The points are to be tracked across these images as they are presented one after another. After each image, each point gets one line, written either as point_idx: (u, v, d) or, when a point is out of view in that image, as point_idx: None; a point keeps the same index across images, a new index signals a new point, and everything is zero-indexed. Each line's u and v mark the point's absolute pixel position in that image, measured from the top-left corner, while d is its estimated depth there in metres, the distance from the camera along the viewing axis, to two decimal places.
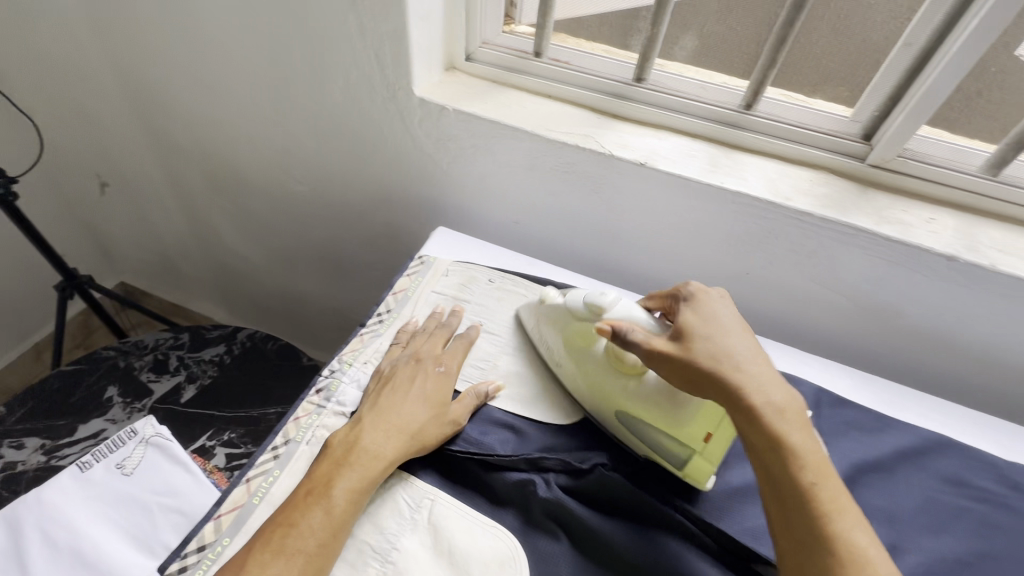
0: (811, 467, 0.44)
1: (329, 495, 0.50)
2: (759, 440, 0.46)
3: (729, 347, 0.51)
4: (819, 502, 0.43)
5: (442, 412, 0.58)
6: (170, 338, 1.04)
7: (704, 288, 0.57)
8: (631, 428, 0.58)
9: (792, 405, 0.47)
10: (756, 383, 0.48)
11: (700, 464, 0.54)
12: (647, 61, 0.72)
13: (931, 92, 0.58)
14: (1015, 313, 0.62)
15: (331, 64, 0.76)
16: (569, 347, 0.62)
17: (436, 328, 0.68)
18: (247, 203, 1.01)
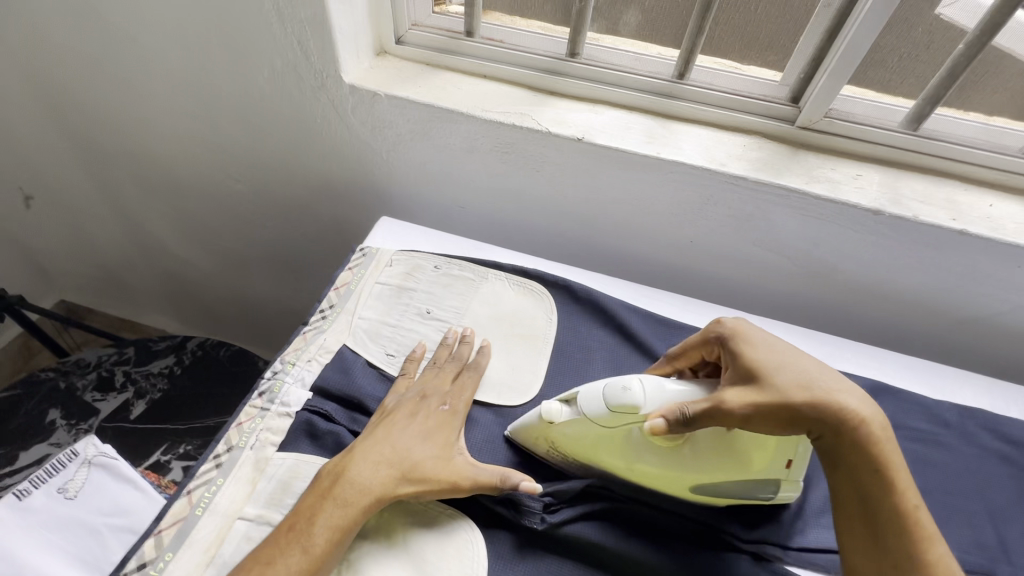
0: (912, 490, 0.42)
1: (309, 532, 0.42)
2: (867, 461, 0.43)
3: (804, 367, 0.46)
4: (923, 527, 0.41)
5: (447, 452, 0.49)
6: (114, 354, 1.01)
7: (735, 321, 0.52)
8: (715, 493, 0.50)
9: (887, 422, 0.44)
10: (858, 401, 0.44)
11: (793, 482, 0.49)
12: (579, 35, 0.75)
13: (850, 51, 0.63)
14: (938, 259, 0.68)
15: (250, 52, 0.73)
16: (606, 455, 0.50)
17: (444, 360, 0.58)
18: (188, 204, 1.02)
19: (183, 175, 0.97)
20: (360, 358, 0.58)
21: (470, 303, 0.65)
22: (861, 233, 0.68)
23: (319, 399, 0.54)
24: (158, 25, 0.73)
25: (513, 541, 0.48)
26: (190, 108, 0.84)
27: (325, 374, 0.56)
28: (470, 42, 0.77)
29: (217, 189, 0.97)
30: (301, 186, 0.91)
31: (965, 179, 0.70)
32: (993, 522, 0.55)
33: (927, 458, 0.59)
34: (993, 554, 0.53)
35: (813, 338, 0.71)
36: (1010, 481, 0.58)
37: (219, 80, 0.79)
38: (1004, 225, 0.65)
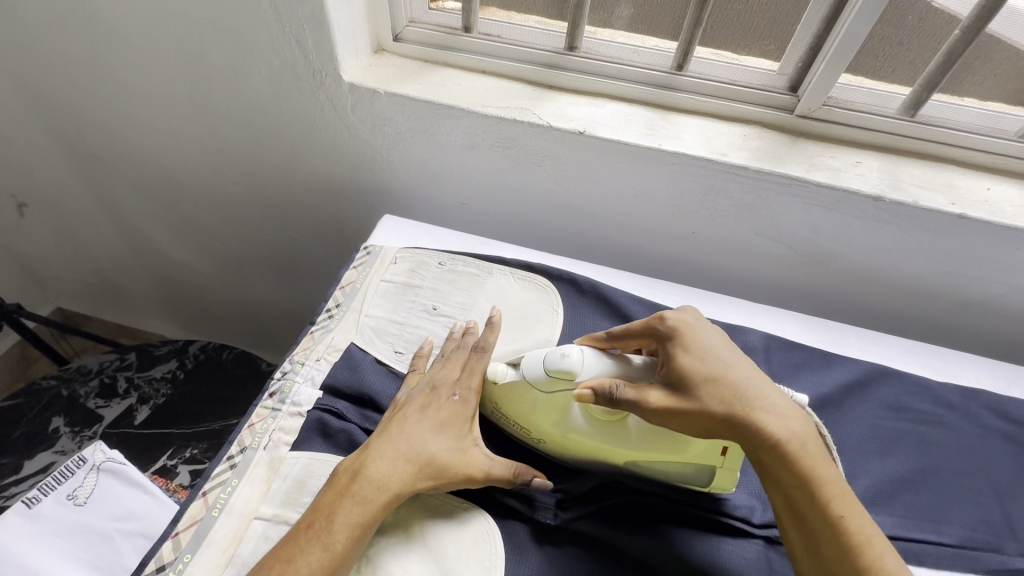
0: (835, 496, 0.43)
1: (329, 530, 0.42)
2: (783, 474, 0.44)
3: (732, 378, 0.46)
4: (851, 531, 0.42)
5: (461, 444, 0.49)
6: (116, 360, 1.00)
7: (678, 314, 0.51)
8: (644, 469, 0.51)
9: (809, 431, 0.45)
10: (775, 414, 0.44)
11: (724, 475, 0.50)
12: (578, 28, 0.75)
13: (848, 39, 0.63)
14: (938, 244, 0.69)
15: (247, 52, 0.73)
16: (541, 423, 0.51)
17: (453, 350, 0.56)
18: (187, 208, 1.02)
19: (180, 178, 0.96)
20: (369, 356, 0.58)
21: (475, 298, 0.66)
22: (862, 220, 0.69)
23: (330, 398, 0.54)
24: (154, 27, 0.73)
25: (529, 535, 0.48)
26: (187, 110, 0.84)
27: (335, 372, 0.56)
28: (468, 38, 0.77)
29: (216, 191, 0.96)
30: (301, 187, 0.91)
31: (962, 164, 0.71)
32: (998, 500, 0.56)
33: (932, 439, 0.60)
34: (998, 531, 0.54)
35: (817, 324, 0.72)
36: (1013, 460, 0.59)
37: (216, 82, 0.78)
38: (1002, 208, 0.66)
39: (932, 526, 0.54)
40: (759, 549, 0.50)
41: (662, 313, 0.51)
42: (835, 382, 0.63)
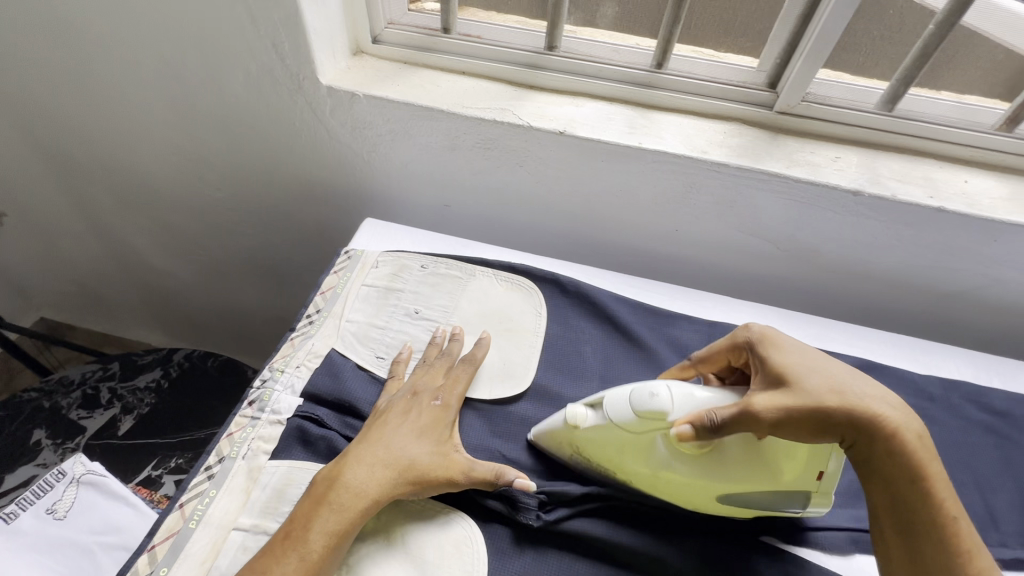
0: (949, 497, 0.42)
1: (306, 540, 0.42)
2: (906, 469, 0.42)
3: (842, 376, 0.44)
4: (963, 531, 0.41)
5: (441, 448, 0.49)
6: (98, 370, 0.99)
7: (763, 326, 0.51)
8: (736, 503, 0.48)
9: (922, 430, 0.43)
10: (894, 409, 0.43)
11: (818, 496, 0.48)
12: (557, 28, 0.74)
13: (824, 36, 0.63)
14: (918, 238, 0.69)
15: (224, 56, 0.72)
16: (627, 463, 0.48)
17: (435, 357, 0.58)
18: (168, 214, 1.01)
19: (160, 184, 0.95)
20: (350, 361, 0.58)
21: (458, 301, 0.65)
22: (842, 215, 0.69)
23: (311, 405, 0.54)
24: (127, 31, 0.72)
25: (515, 539, 0.48)
26: (165, 116, 0.83)
27: (315, 378, 0.55)
28: (447, 39, 0.77)
29: (197, 197, 0.95)
30: (283, 191, 0.90)
31: (941, 157, 0.72)
32: (980, 491, 0.56)
33: None
34: (981, 523, 0.54)
35: (801, 319, 0.72)
36: (994, 450, 0.60)
37: (193, 88, 0.77)
38: (979, 201, 0.66)
39: None
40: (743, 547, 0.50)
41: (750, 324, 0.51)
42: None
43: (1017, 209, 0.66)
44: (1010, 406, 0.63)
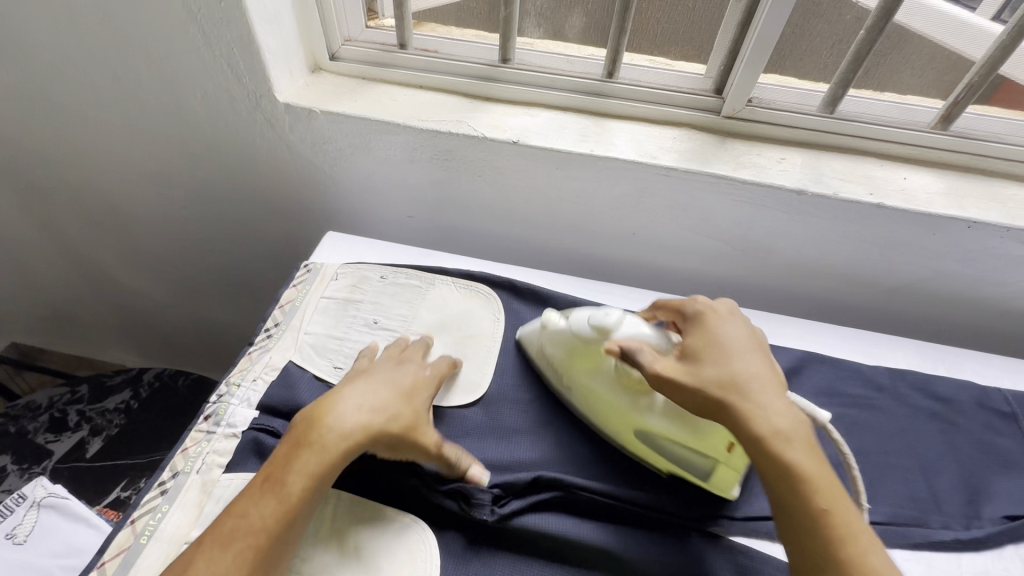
0: (822, 493, 0.43)
1: (287, 483, 0.43)
2: (768, 467, 0.45)
3: (736, 369, 0.48)
4: (834, 530, 0.42)
5: (420, 412, 0.51)
6: (67, 394, 0.98)
7: (710, 302, 0.55)
8: (651, 444, 0.53)
9: (795, 425, 0.46)
10: (769, 407, 0.46)
11: (726, 471, 0.51)
12: (509, 41, 0.77)
13: (760, 43, 0.66)
14: (862, 233, 0.72)
15: (180, 76, 0.73)
16: (575, 371, 0.56)
17: (412, 342, 0.60)
18: (136, 234, 1.01)
19: (126, 204, 0.95)
20: (306, 373, 0.58)
21: (416, 310, 0.66)
22: (789, 213, 0.72)
23: (267, 417, 0.54)
24: (82, 53, 0.72)
25: (467, 542, 0.49)
26: (126, 137, 0.83)
27: (271, 391, 0.56)
28: (403, 55, 0.78)
29: (164, 216, 0.95)
30: (248, 207, 0.91)
31: (882, 155, 0.75)
32: (925, 477, 0.58)
33: (861, 421, 0.62)
34: (925, 506, 0.56)
35: (755, 316, 0.74)
36: (939, 436, 0.62)
37: (153, 109, 0.78)
38: (917, 196, 0.69)
39: None
40: (692, 540, 0.51)
41: (695, 299, 0.56)
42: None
43: (953, 203, 0.68)
44: (955, 393, 0.65)
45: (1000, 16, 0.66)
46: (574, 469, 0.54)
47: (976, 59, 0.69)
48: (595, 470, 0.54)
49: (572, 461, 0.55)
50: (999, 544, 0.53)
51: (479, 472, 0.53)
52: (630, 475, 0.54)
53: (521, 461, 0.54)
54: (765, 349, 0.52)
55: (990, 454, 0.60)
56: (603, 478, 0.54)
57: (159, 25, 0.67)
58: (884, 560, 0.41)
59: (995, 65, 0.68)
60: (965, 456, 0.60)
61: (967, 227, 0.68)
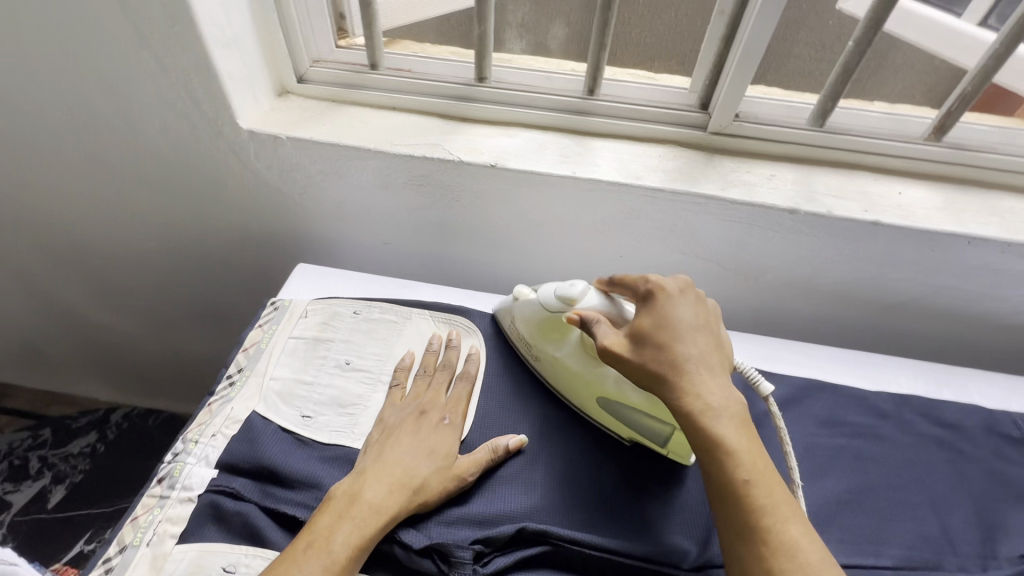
0: (748, 466, 0.42)
1: (328, 553, 0.42)
2: (697, 442, 0.44)
3: (676, 349, 0.47)
4: (756, 503, 0.41)
5: (449, 463, 0.50)
6: (28, 439, 0.96)
7: (663, 280, 0.52)
8: (613, 411, 0.54)
9: (726, 402, 0.45)
10: (703, 384, 0.45)
11: (681, 438, 0.52)
12: (484, 59, 0.72)
13: (746, 56, 0.63)
14: (858, 252, 0.69)
15: (135, 105, 0.69)
16: (541, 340, 0.58)
17: (436, 368, 0.59)
18: (97, 268, 0.95)
19: (86, 239, 0.90)
20: (271, 424, 0.54)
21: (391, 347, 0.62)
22: (781, 233, 0.68)
23: (226, 477, 0.50)
24: (26, 82, 0.68)
25: None
26: (81, 169, 0.78)
27: (231, 447, 0.51)
28: (374, 76, 0.75)
29: (127, 249, 0.90)
30: (217, 237, 0.86)
31: (875, 168, 0.72)
32: (936, 513, 0.55)
33: (866, 453, 0.59)
34: (938, 547, 0.52)
35: (750, 341, 0.71)
36: (948, 466, 0.58)
37: (108, 140, 0.73)
38: (914, 213, 0.66)
39: (872, 549, 0.52)
40: None
41: (648, 278, 0.53)
42: (763, 405, 0.63)
43: (951, 218, 0.65)
44: (961, 419, 0.62)
45: (987, 21, 0.64)
46: (560, 517, 0.49)
47: (970, 69, 0.66)
48: (583, 518, 0.49)
49: (558, 508, 0.50)
50: None
51: (456, 523, 0.48)
52: (628, 520, 0.50)
53: (506, 510, 0.49)
54: (711, 328, 0.50)
55: (1003, 485, 0.57)
56: (597, 523, 0.49)
57: (109, 51, 0.63)
58: (805, 532, 0.40)
59: (989, 74, 0.65)
60: (977, 488, 0.57)
61: (967, 243, 0.65)
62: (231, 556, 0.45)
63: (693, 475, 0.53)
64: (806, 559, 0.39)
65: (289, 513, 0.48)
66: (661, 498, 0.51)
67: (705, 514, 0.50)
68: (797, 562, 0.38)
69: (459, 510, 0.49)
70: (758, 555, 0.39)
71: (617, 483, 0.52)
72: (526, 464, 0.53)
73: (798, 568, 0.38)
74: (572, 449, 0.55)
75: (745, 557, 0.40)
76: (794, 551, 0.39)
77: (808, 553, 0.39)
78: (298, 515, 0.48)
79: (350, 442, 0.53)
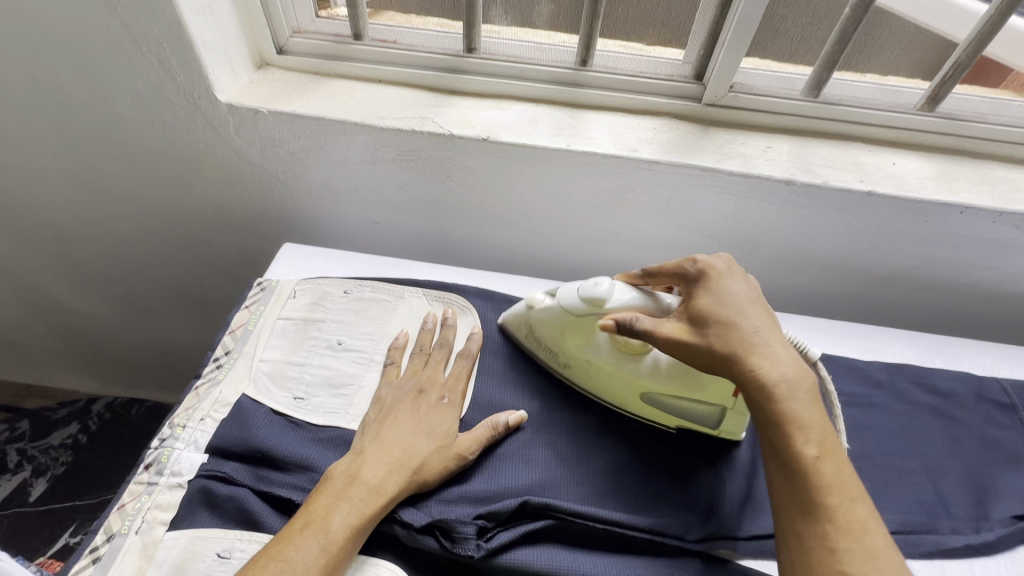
0: (818, 446, 0.41)
1: (328, 531, 0.41)
2: (765, 417, 0.43)
3: (746, 325, 0.45)
4: (824, 481, 0.40)
5: (448, 442, 0.49)
6: (6, 431, 0.94)
7: (711, 258, 0.51)
8: (658, 406, 0.53)
9: (799, 377, 0.43)
10: (774, 360, 0.44)
11: (733, 416, 0.51)
12: (474, 28, 0.70)
13: (742, 25, 0.62)
14: (852, 223, 0.69)
15: (103, 77, 0.65)
16: (569, 345, 0.55)
17: (432, 346, 0.58)
18: (69, 253, 0.91)
19: (57, 222, 0.86)
20: (262, 408, 0.52)
21: (384, 326, 0.61)
22: (776, 205, 0.68)
23: (216, 461, 0.48)
24: None
25: None
26: (48, 148, 0.74)
27: (220, 431, 0.49)
28: (358, 46, 0.72)
29: (100, 232, 0.86)
30: (198, 218, 0.83)
31: (868, 140, 0.72)
32: (930, 478, 0.55)
33: (863, 422, 0.59)
34: (933, 510, 0.53)
35: None
36: (941, 432, 0.59)
37: (77, 115, 0.69)
38: (907, 182, 0.66)
39: None
40: (698, 567, 0.46)
41: (695, 257, 0.51)
42: None
43: (944, 188, 0.65)
44: (952, 385, 0.62)
45: None
46: (560, 492, 0.49)
47: (960, 40, 0.66)
48: (586, 492, 0.49)
49: (558, 482, 0.49)
50: (1009, 546, 0.51)
51: (457, 500, 0.47)
52: (630, 492, 0.49)
53: (509, 485, 0.48)
54: (768, 305, 0.49)
55: (993, 449, 0.58)
56: (599, 496, 0.49)
57: (71, 16, 0.59)
58: (870, 513, 0.40)
59: (982, 44, 0.65)
60: (969, 453, 0.58)
61: (959, 213, 0.65)
62: (225, 542, 0.44)
63: (693, 445, 0.53)
64: (874, 540, 0.38)
65: (284, 496, 0.46)
66: (660, 470, 0.51)
67: (706, 485, 0.50)
68: (865, 543, 0.38)
69: (458, 489, 0.48)
70: (825, 535, 0.39)
71: (616, 458, 0.52)
72: (524, 440, 0.52)
73: (866, 549, 0.38)
74: (572, 423, 0.54)
75: (807, 532, 0.40)
76: (863, 531, 0.39)
77: (875, 535, 0.39)
78: (292, 499, 0.46)
79: (346, 422, 0.52)
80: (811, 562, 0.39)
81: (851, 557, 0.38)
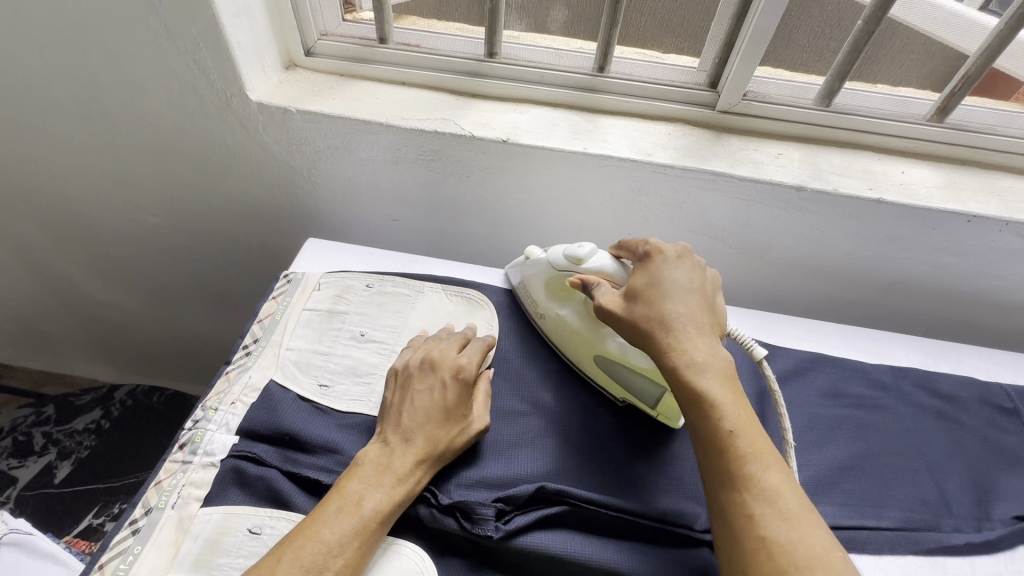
0: (731, 418, 0.43)
1: (359, 514, 0.43)
2: (682, 397, 0.45)
3: (668, 308, 0.48)
4: (738, 453, 0.42)
5: (463, 423, 0.51)
6: (31, 416, 0.97)
7: (661, 244, 0.54)
8: (610, 372, 0.56)
9: (711, 356, 0.46)
10: (690, 341, 0.46)
11: (671, 401, 0.53)
12: (495, 35, 0.73)
13: (757, 35, 0.64)
14: (861, 229, 0.70)
15: (139, 74, 0.68)
16: (551, 299, 0.61)
17: (450, 332, 0.60)
18: (97, 244, 0.94)
19: (87, 214, 0.88)
20: (289, 393, 0.54)
21: (405, 319, 0.63)
22: (787, 210, 0.70)
23: (247, 442, 0.50)
24: (25, 49, 0.66)
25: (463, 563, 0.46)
26: (82, 142, 0.77)
27: (250, 414, 0.52)
28: (383, 49, 0.74)
29: (128, 224, 0.89)
30: (222, 212, 0.85)
31: (879, 149, 0.74)
32: (934, 479, 0.57)
33: (868, 421, 0.61)
34: (935, 509, 0.54)
35: (754, 316, 0.73)
36: (944, 435, 0.61)
37: (112, 111, 0.72)
38: (916, 191, 0.68)
39: (873, 512, 0.53)
40: (706, 554, 0.48)
41: (648, 243, 0.55)
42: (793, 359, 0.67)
43: (952, 197, 0.67)
44: (957, 389, 0.64)
45: (988, 6, 0.64)
46: (572, 479, 0.50)
47: (971, 52, 0.67)
48: (599, 480, 0.51)
49: (571, 470, 0.51)
50: (1010, 545, 0.52)
51: (474, 485, 0.49)
52: (642, 483, 0.51)
53: (523, 471, 0.50)
54: (704, 291, 0.51)
55: (996, 452, 0.59)
56: (611, 486, 0.51)
57: (113, 16, 0.62)
58: (786, 481, 0.41)
59: (990, 58, 0.67)
60: (972, 456, 0.59)
61: (967, 221, 0.67)
62: (256, 518, 0.46)
63: None
64: (786, 505, 0.39)
65: (312, 477, 0.48)
66: (669, 463, 0.53)
67: None
68: (776, 509, 0.39)
69: (476, 474, 0.50)
70: (739, 502, 0.40)
71: (627, 449, 0.54)
72: (538, 430, 0.54)
73: (775, 513, 0.39)
74: (585, 416, 0.56)
75: (728, 504, 0.41)
76: (773, 496, 0.40)
77: (788, 500, 0.40)
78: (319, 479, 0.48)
79: (369, 409, 0.54)
80: (731, 529, 0.40)
81: (765, 523, 0.39)
